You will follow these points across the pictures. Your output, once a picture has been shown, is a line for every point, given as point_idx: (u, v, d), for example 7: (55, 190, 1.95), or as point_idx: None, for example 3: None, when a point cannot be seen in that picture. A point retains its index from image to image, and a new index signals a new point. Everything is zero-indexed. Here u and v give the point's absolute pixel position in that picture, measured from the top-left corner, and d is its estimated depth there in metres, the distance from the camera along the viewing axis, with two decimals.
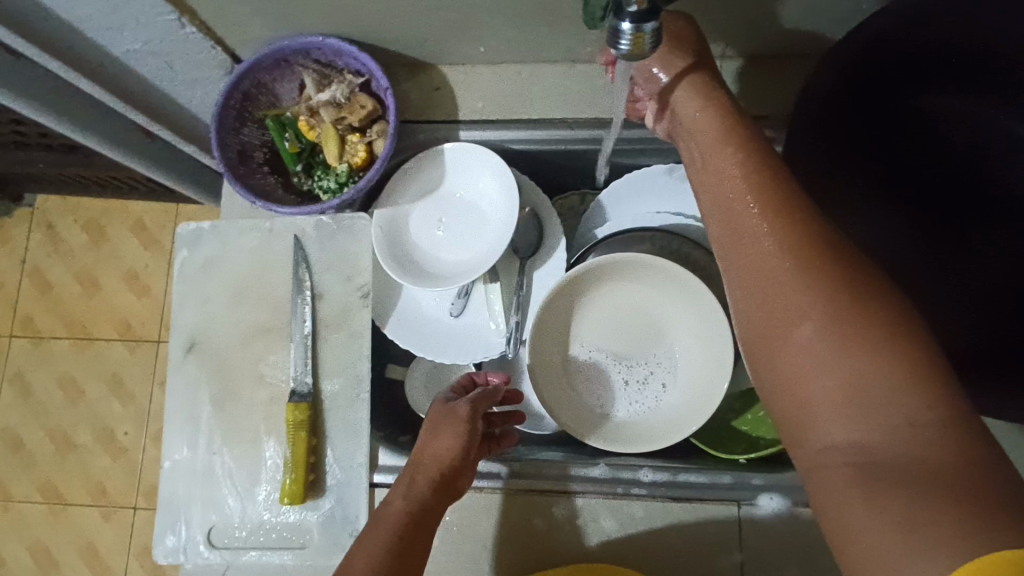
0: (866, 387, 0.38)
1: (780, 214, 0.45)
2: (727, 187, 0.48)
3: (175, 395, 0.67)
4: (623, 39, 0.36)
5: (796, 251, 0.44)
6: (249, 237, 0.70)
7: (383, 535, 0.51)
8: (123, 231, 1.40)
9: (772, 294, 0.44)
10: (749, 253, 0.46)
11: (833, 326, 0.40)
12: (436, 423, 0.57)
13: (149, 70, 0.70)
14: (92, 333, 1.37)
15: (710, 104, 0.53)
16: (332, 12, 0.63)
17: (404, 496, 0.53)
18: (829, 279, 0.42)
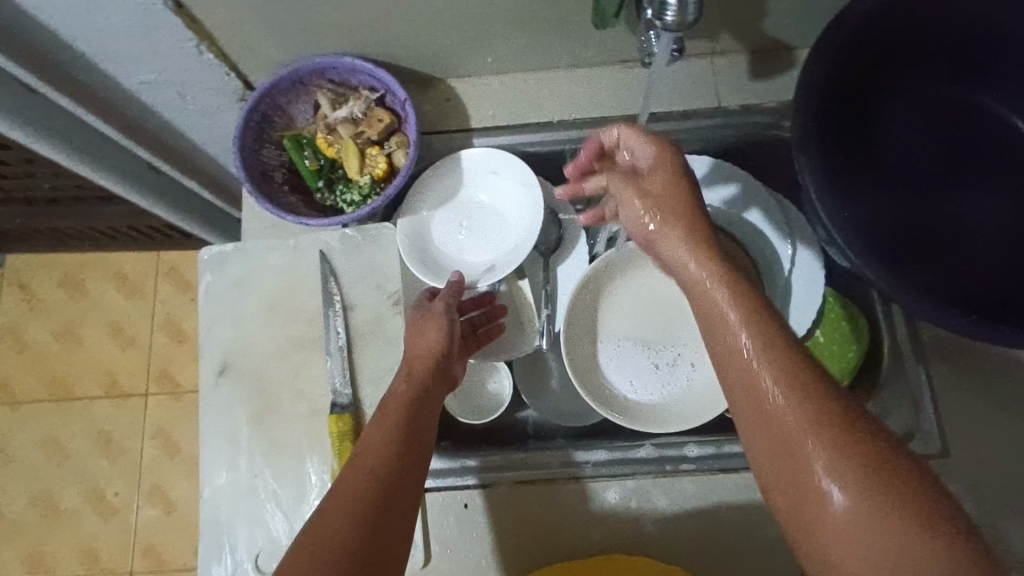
0: (908, 555, 0.37)
1: (786, 358, 0.45)
2: (731, 328, 0.48)
3: (211, 419, 0.66)
4: (670, 11, 0.44)
5: (808, 401, 0.43)
6: (273, 255, 0.70)
7: (390, 418, 0.53)
8: (104, 283, 1.36)
9: (789, 450, 0.42)
10: (758, 401, 0.45)
11: (855, 484, 0.40)
12: (418, 323, 0.62)
13: (162, 100, 0.71)
14: (75, 391, 1.32)
15: (691, 231, 0.54)
16: (351, 30, 0.65)
17: (407, 381, 0.58)
18: (849, 437, 0.41)
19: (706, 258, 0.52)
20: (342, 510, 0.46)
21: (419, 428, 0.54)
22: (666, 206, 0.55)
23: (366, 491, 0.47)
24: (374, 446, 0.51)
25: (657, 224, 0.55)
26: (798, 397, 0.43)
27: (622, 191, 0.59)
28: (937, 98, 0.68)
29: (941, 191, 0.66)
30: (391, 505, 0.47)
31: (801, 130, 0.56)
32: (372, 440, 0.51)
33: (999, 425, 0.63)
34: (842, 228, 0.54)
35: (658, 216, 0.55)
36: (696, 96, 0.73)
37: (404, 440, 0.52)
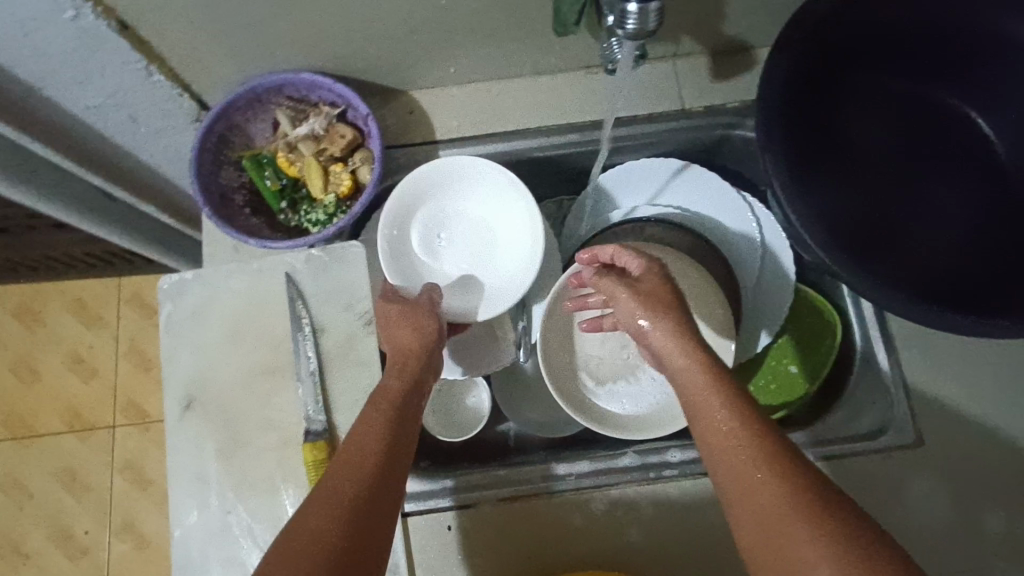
0: None
1: (768, 455, 0.46)
2: (719, 424, 0.49)
3: (180, 455, 0.64)
4: (630, 18, 0.43)
5: (798, 497, 0.44)
6: (238, 280, 0.68)
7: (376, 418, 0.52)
8: (61, 312, 1.30)
9: (779, 538, 0.42)
10: (749, 491, 0.45)
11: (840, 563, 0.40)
12: (405, 320, 0.62)
13: (112, 125, 0.68)
14: (35, 427, 1.26)
15: (683, 334, 0.57)
16: (308, 45, 0.64)
17: (398, 376, 0.57)
18: (838, 530, 0.41)
19: (702, 361, 0.54)
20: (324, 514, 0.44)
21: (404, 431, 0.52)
22: (662, 307, 0.59)
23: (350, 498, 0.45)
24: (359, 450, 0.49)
25: (653, 325, 0.59)
26: (786, 490, 0.44)
27: (614, 293, 0.63)
28: (895, 92, 0.69)
29: (903, 184, 0.67)
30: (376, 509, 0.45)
31: (764, 131, 0.56)
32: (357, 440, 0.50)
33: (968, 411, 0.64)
34: (812, 227, 0.55)
35: (655, 318, 0.59)
36: (660, 99, 0.72)
37: (394, 435, 0.51)
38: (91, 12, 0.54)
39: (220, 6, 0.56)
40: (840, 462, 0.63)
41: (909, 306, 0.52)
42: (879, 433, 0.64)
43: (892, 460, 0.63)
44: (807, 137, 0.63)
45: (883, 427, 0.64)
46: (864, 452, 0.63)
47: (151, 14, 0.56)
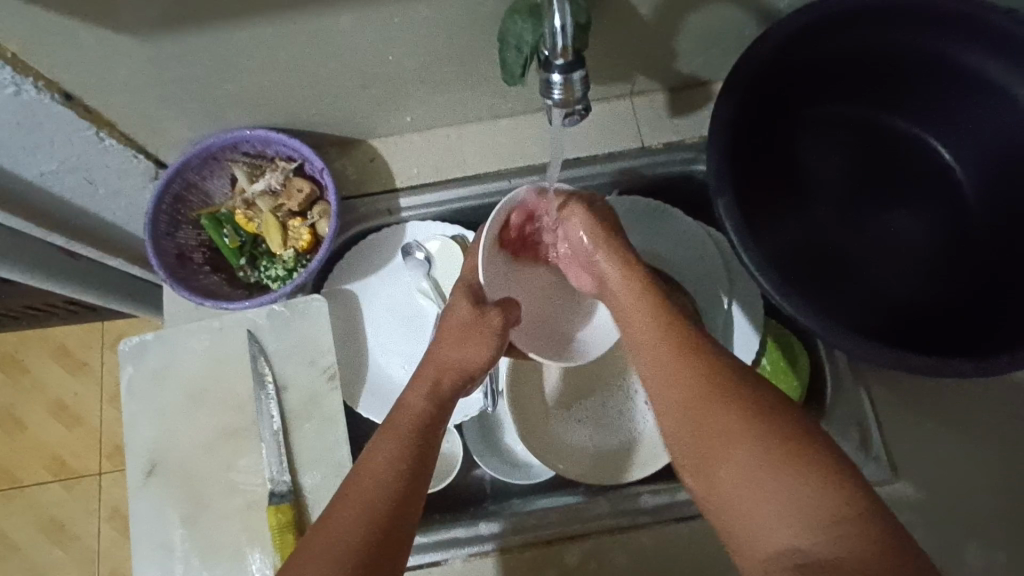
0: (778, 484, 0.45)
1: (703, 367, 0.52)
2: (653, 346, 0.55)
3: (142, 522, 0.63)
4: (556, 89, 0.46)
5: (729, 405, 0.49)
6: (198, 339, 0.67)
7: (402, 421, 0.54)
8: (43, 360, 1.25)
9: (715, 443, 0.48)
10: (689, 405, 0.51)
11: (773, 463, 0.45)
12: (463, 330, 0.60)
13: (68, 188, 0.67)
14: (19, 478, 1.20)
15: (623, 257, 0.61)
16: (259, 103, 0.64)
17: (425, 392, 0.58)
18: (720, 389, 0.50)
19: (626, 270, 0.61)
20: (359, 509, 0.48)
21: (431, 432, 0.54)
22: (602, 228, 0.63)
23: (386, 492, 0.49)
24: (386, 449, 0.52)
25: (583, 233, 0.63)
26: (716, 403, 0.49)
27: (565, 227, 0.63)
28: (852, 122, 0.68)
29: (860, 211, 0.67)
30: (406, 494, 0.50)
31: (716, 175, 0.56)
32: (384, 444, 0.52)
33: (939, 441, 0.63)
34: (767, 269, 0.54)
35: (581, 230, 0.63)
36: (618, 138, 0.72)
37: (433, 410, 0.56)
38: (32, 87, 0.54)
39: (164, 72, 0.57)
40: None
41: (863, 345, 0.52)
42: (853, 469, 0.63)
43: None
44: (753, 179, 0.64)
45: (857, 463, 0.63)
46: None
47: (95, 84, 0.56)
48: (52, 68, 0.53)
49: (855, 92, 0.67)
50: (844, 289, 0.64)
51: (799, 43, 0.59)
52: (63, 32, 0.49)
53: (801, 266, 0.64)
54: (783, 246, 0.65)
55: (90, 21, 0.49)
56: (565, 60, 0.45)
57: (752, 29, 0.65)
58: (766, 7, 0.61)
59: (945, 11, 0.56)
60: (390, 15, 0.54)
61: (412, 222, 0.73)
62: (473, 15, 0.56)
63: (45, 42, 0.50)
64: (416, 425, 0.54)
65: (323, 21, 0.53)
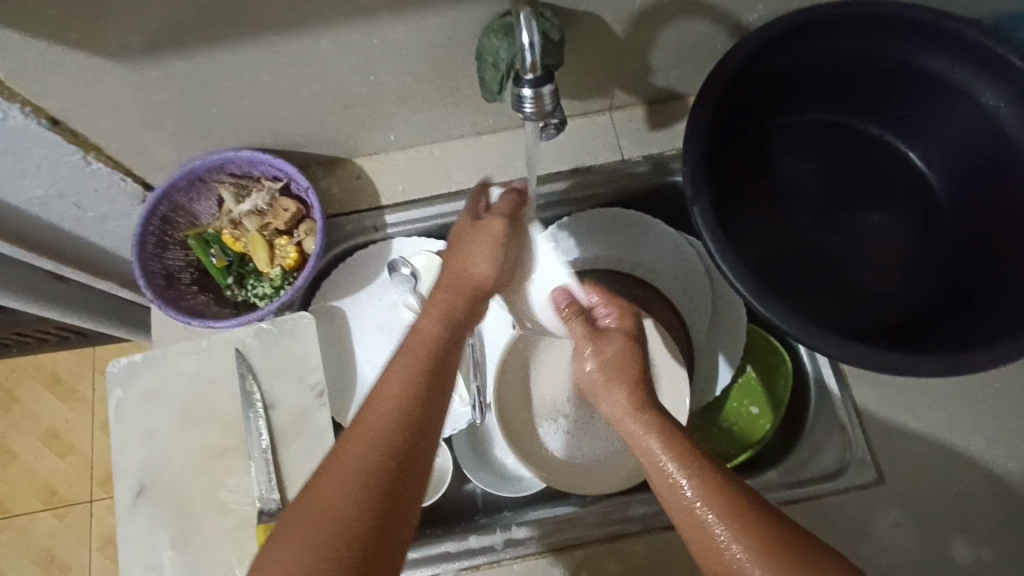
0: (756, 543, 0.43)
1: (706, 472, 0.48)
2: (657, 451, 0.51)
3: (132, 545, 0.63)
4: (527, 102, 0.47)
5: (736, 513, 0.45)
6: (186, 360, 0.68)
7: (414, 354, 0.50)
8: (35, 388, 1.24)
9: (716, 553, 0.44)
10: (689, 516, 0.46)
11: (747, 528, 0.44)
12: (469, 238, 0.60)
13: (57, 213, 0.68)
14: (10, 508, 1.19)
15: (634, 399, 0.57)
16: (243, 125, 0.65)
17: (437, 316, 0.54)
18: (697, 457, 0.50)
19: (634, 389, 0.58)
20: (356, 455, 0.43)
21: (442, 366, 0.50)
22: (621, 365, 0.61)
23: (388, 439, 0.44)
24: (396, 384, 0.48)
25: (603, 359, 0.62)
26: (726, 510, 0.45)
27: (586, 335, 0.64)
28: (824, 131, 0.70)
29: (836, 217, 0.68)
30: (413, 447, 0.45)
31: (692, 183, 0.57)
32: (391, 381, 0.48)
33: (924, 441, 0.64)
34: (742, 274, 0.55)
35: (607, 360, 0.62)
36: (599, 151, 0.73)
37: (437, 359, 0.51)
38: (20, 113, 0.55)
39: (149, 96, 0.58)
40: (805, 506, 0.62)
41: (838, 347, 0.53)
42: (839, 472, 0.63)
43: (855, 499, 0.62)
44: (728, 189, 0.65)
45: (843, 465, 0.63)
46: (827, 492, 0.62)
47: (82, 109, 0.57)
48: (38, 95, 0.55)
49: (826, 102, 0.69)
50: (822, 293, 0.65)
51: (768, 55, 0.60)
52: (48, 59, 0.51)
53: (778, 271, 0.66)
54: (760, 253, 0.66)
55: (74, 48, 0.50)
56: (535, 74, 0.46)
57: (723, 43, 0.66)
58: (735, 21, 0.63)
59: (906, 21, 0.58)
60: (370, 37, 0.56)
61: (397, 238, 0.74)
62: (449, 35, 0.57)
63: (29, 69, 0.52)
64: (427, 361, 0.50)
65: (303, 44, 0.55)
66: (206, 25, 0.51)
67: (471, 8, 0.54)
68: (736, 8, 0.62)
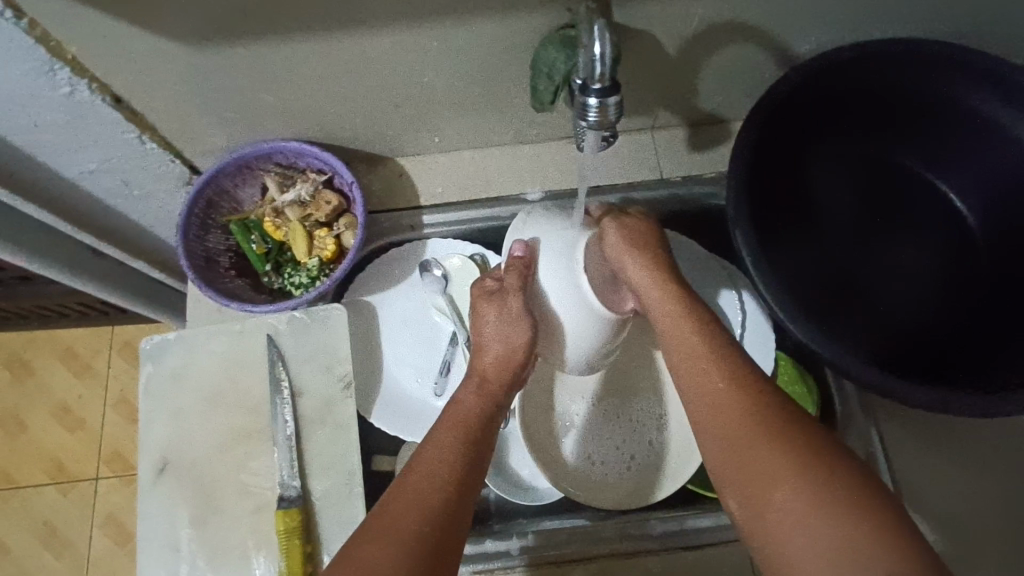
0: (798, 474, 0.44)
1: (749, 388, 0.51)
2: (705, 374, 0.53)
3: (149, 520, 0.64)
4: (592, 111, 0.48)
5: (781, 449, 0.46)
6: (219, 341, 0.69)
7: (457, 427, 0.55)
8: (52, 361, 1.25)
9: (755, 473, 0.46)
10: (739, 453, 0.48)
11: (791, 454, 0.46)
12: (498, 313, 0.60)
13: (105, 188, 0.70)
14: (17, 480, 1.19)
15: (646, 270, 0.60)
16: (294, 116, 0.66)
17: (475, 393, 0.59)
18: (745, 385, 0.51)
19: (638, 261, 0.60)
20: (410, 506, 0.48)
21: (484, 441, 0.55)
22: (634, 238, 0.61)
23: (433, 493, 0.49)
24: (441, 452, 0.53)
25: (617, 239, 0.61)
26: (774, 446, 0.46)
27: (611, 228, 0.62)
28: (865, 163, 0.70)
29: (873, 248, 0.68)
30: (455, 502, 0.49)
31: (734, 206, 0.58)
32: (438, 442, 0.54)
33: (950, 481, 0.63)
34: (781, 298, 0.55)
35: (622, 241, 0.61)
36: (638, 168, 0.74)
37: (480, 434, 0.56)
38: (86, 88, 0.57)
39: (211, 81, 0.59)
40: None
41: (875, 376, 0.53)
42: None
43: None
44: (768, 214, 0.66)
45: None
46: None
47: (145, 88, 0.59)
48: (106, 72, 0.56)
49: (869, 135, 0.69)
50: (855, 324, 0.65)
51: (817, 86, 0.61)
52: (122, 39, 0.52)
53: (811, 297, 0.66)
54: (795, 281, 0.66)
55: (146, 29, 0.52)
56: (602, 85, 0.47)
57: (771, 71, 0.67)
58: (785, 51, 0.64)
59: (957, 62, 0.59)
60: (429, 40, 0.57)
61: (432, 239, 0.75)
62: (507, 44, 0.59)
63: (102, 46, 0.53)
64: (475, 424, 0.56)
65: (364, 42, 0.56)
66: (274, 16, 0.52)
67: (531, 19, 0.56)
68: (787, 38, 0.63)
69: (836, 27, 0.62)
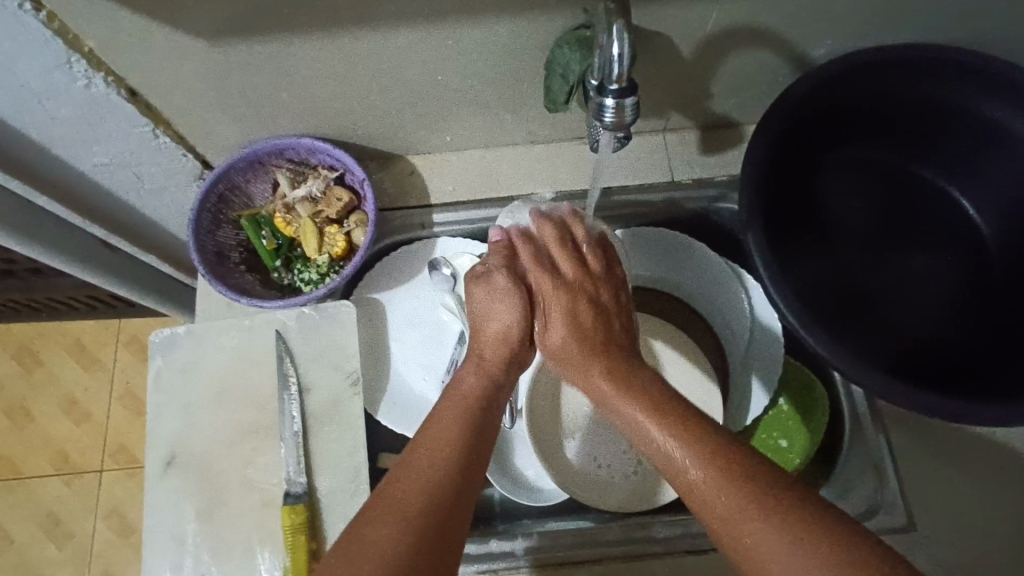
0: (765, 526, 0.42)
1: (696, 436, 0.48)
2: (651, 431, 0.50)
3: (155, 513, 0.64)
4: (608, 112, 0.49)
5: (741, 498, 0.43)
6: (228, 336, 0.69)
7: (452, 415, 0.54)
8: (59, 353, 1.26)
9: (724, 533, 0.44)
10: (706, 511, 0.45)
11: (751, 502, 0.43)
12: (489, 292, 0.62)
13: (118, 182, 0.70)
14: (22, 470, 1.20)
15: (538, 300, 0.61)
16: (307, 112, 0.66)
17: (476, 372, 0.58)
18: (691, 434, 0.48)
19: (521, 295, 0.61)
20: (399, 506, 0.47)
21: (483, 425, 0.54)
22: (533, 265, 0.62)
23: (425, 489, 0.48)
24: (435, 445, 0.51)
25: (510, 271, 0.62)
26: (734, 497, 0.44)
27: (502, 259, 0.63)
28: (877, 169, 0.70)
29: (884, 255, 0.68)
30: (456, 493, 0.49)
31: (746, 210, 0.58)
32: (433, 435, 0.52)
33: (958, 490, 0.63)
34: (793, 304, 0.55)
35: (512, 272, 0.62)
36: (649, 171, 0.74)
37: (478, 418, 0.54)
38: (102, 82, 0.57)
39: (226, 77, 0.59)
40: None
41: (886, 383, 0.53)
42: (868, 514, 0.62)
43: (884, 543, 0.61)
44: (779, 218, 0.66)
45: (873, 509, 0.62)
46: None
47: (161, 83, 0.59)
48: (122, 66, 0.56)
49: (883, 141, 0.69)
50: (864, 331, 0.65)
51: (831, 91, 0.61)
52: (139, 33, 0.52)
53: (820, 303, 0.66)
54: (806, 286, 0.66)
55: (164, 24, 0.52)
56: (619, 86, 0.47)
57: (785, 76, 0.67)
58: (800, 56, 0.64)
59: (974, 70, 0.59)
60: (444, 38, 0.57)
61: (442, 237, 0.75)
62: (522, 44, 0.59)
63: (119, 40, 0.53)
64: (472, 410, 0.54)
65: (380, 40, 0.56)
66: (291, 13, 0.52)
67: (547, 20, 0.56)
68: (803, 42, 0.62)
69: (852, 32, 0.62)
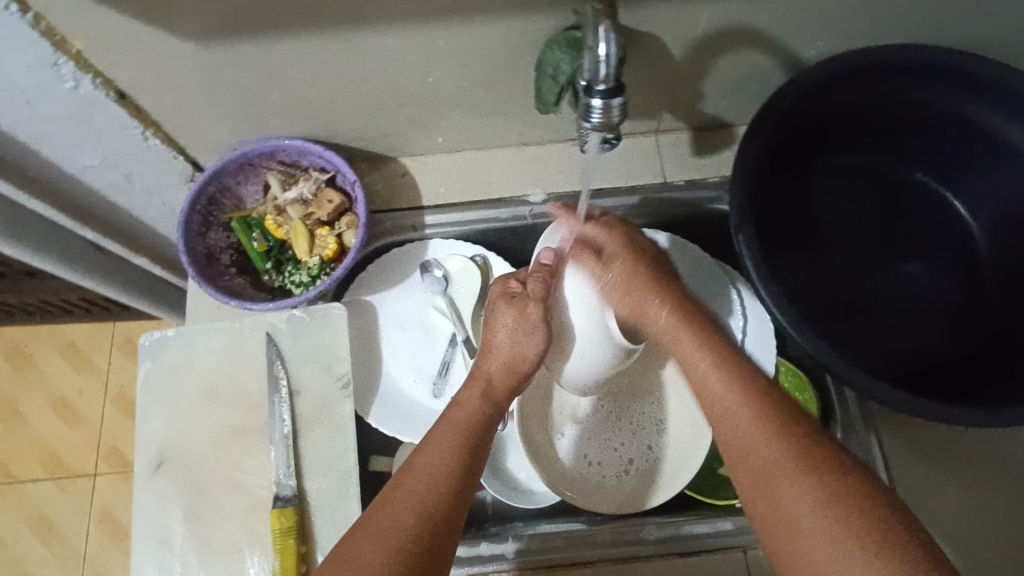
0: (818, 494, 0.45)
1: (763, 410, 0.50)
2: (721, 392, 0.53)
3: (143, 517, 0.64)
4: (595, 113, 0.48)
5: (799, 467, 0.47)
6: (217, 339, 0.68)
7: (453, 433, 0.54)
8: (52, 356, 1.25)
9: (775, 497, 0.47)
10: (760, 477, 0.48)
11: (806, 473, 0.46)
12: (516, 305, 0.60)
13: (107, 184, 0.70)
14: (13, 473, 1.19)
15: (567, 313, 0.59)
16: (298, 114, 0.66)
17: (477, 395, 0.58)
18: (760, 405, 0.51)
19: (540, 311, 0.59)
20: (397, 514, 0.48)
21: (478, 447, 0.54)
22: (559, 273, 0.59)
23: (427, 499, 0.49)
24: (432, 460, 0.52)
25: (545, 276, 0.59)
26: (794, 464, 0.47)
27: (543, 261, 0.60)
28: (869, 171, 0.70)
29: (875, 256, 0.68)
30: (450, 506, 0.49)
31: (737, 213, 0.58)
32: (431, 450, 0.53)
33: (949, 491, 0.63)
34: (783, 306, 0.55)
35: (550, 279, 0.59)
36: (641, 172, 0.74)
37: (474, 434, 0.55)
38: (90, 83, 0.57)
39: (215, 78, 0.59)
40: None
41: (876, 385, 0.53)
42: None
43: None
44: (770, 220, 0.66)
45: None
46: None
47: (149, 84, 0.59)
48: (111, 67, 0.56)
49: (875, 142, 0.69)
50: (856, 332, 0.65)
51: (822, 93, 0.61)
52: (127, 34, 0.52)
53: (812, 304, 0.66)
54: (797, 289, 0.66)
55: (151, 24, 0.52)
56: (606, 86, 0.47)
57: (776, 77, 0.67)
58: (792, 57, 0.64)
59: (963, 72, 0.59)
60: (434, 39, 0.57)
61: (434, 240, 0.75)
62: (512, 45, 0.58)
63: (107, 40, 0.53)
64: (470, 428, 0.55)
65: (369, 40, 0.56)
66: (280, 14, 0.52)
67: (537, 21, 0.56)
68: (794, 44, 0.62)
69: (842, 33, 0.62)
